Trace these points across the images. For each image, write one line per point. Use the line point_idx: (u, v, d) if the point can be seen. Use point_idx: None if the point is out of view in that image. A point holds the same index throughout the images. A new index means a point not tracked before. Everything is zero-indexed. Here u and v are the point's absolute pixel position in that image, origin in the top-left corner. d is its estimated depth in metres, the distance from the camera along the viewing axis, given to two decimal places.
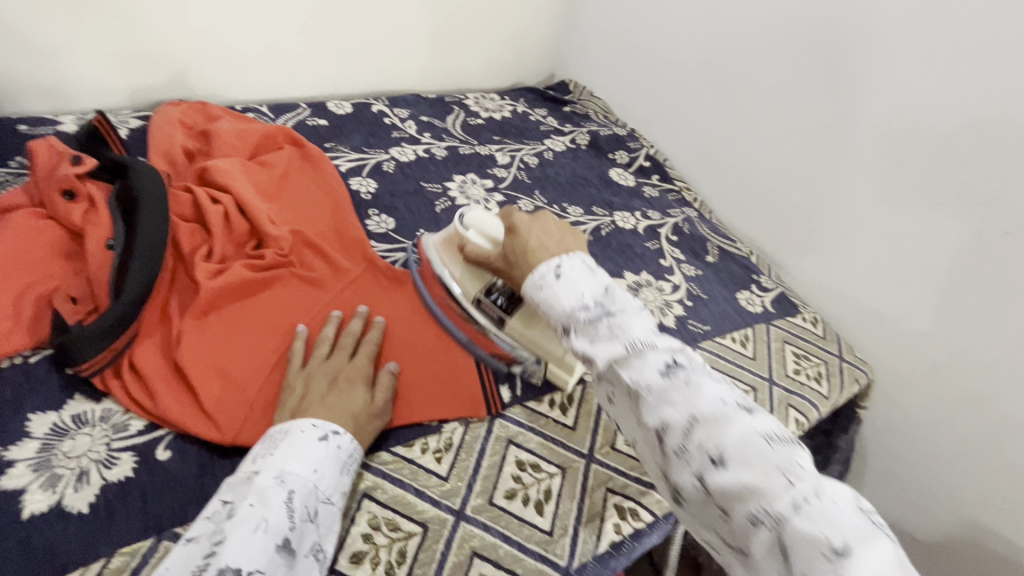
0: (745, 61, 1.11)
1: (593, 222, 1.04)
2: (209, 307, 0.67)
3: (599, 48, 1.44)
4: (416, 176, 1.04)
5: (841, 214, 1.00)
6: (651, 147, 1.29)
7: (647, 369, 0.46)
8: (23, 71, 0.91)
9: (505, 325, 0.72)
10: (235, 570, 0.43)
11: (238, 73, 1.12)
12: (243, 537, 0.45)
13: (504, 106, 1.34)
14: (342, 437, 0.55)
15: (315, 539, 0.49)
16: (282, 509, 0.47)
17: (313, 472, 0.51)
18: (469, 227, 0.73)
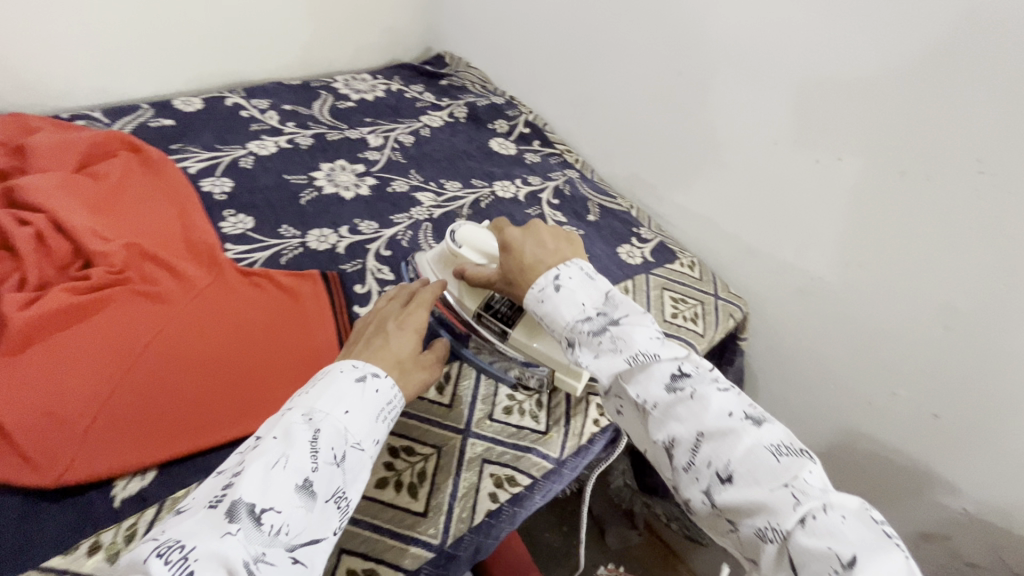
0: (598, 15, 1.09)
1: (472, 195, 1.03)
2: (25, 341, 0.61)
3: (468, 15, 1.39)
4: (278, 169, 0.98)
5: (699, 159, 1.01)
6: (532, 112, 1.28)
7: (651, 383, 0.51)
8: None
9: (508, 338, 0.68)
10: (249, 506, 0.41)
11: (60, 78, 1.00)
12: (259, 471, 0.43)
13: (376, 86, 1.28)
14: (382, 381, 0.53)
15: (339, 485, 0.47)
16: (305, 446, 0.46)
17: (344, 413, 0.49)
18: (461, 244, 0.73)
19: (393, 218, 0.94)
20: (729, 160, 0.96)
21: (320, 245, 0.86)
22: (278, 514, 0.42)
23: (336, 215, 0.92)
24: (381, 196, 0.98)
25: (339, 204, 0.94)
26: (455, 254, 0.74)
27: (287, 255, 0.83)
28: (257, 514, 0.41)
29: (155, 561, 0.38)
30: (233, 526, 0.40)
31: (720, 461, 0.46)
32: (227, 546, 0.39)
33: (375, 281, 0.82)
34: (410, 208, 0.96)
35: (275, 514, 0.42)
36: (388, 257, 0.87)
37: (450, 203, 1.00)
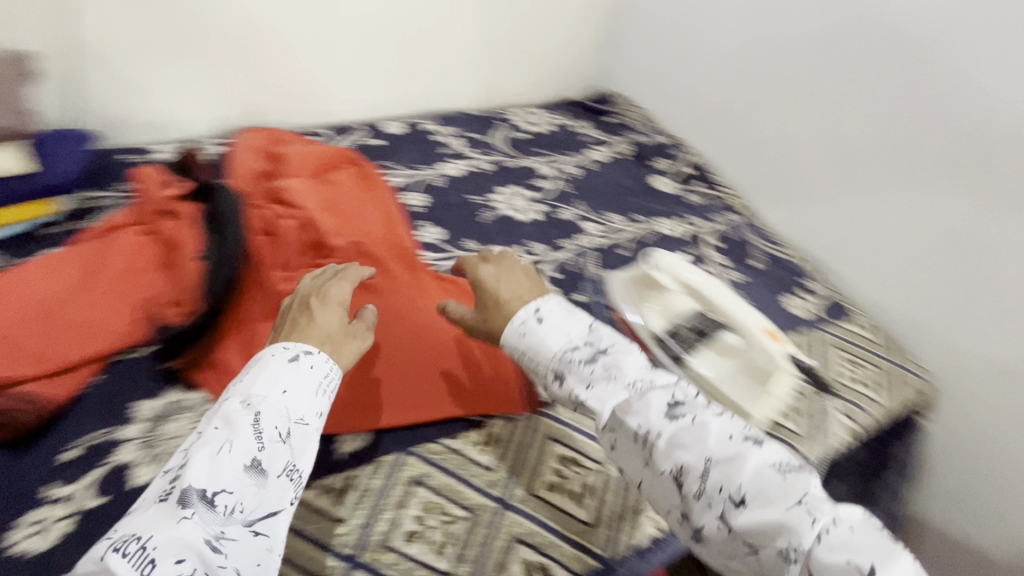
0: (817, 74, 1.17)
1: (636, 228, 1.06)
2: (278, 311, 0.75)
3: (647, 63, 1.48)
4: (464, 190, 1.10)
5: (853, 234, 1.16)
6: (697, 155, 1.30)
7: (652, 413, 0.50)
8: (122, 106, 1.04)
9: (688, 363, 0.72)
10: (200, 492, 0.43)
11: (309, 103, 1.22)
12: (204, 460, 0.44)
13: (548, 121, 1.39)
14: (314, 357, 0.53)
15: (290, 458, 0.48)
16: (248, 431, 0.46)
17: (281, 393, 0.49)
18: (656, 267, 0.77)
19: (561, 243, 1.00)
20: (933, 233, 1.03)
21: None
22: (231, 495, 0.44)
23: (513, 235, 1.00)
24: (552, 222, 1.05)
25: (515, 226, 1.03)
26: (645, 274, 0.79)
27: None
28: (209, 498, 0.43)
29: (112, 558, 0.39)
30: (187, 512, 0.42)
31: (722, 479, 0.46)
32: (185, 530, 0.41)
33: None
34: (578, 235, 1.03)
35: (227, 497, 0.44)
36: (558, 279, 0.93)
37: (615, 235, 1.04)
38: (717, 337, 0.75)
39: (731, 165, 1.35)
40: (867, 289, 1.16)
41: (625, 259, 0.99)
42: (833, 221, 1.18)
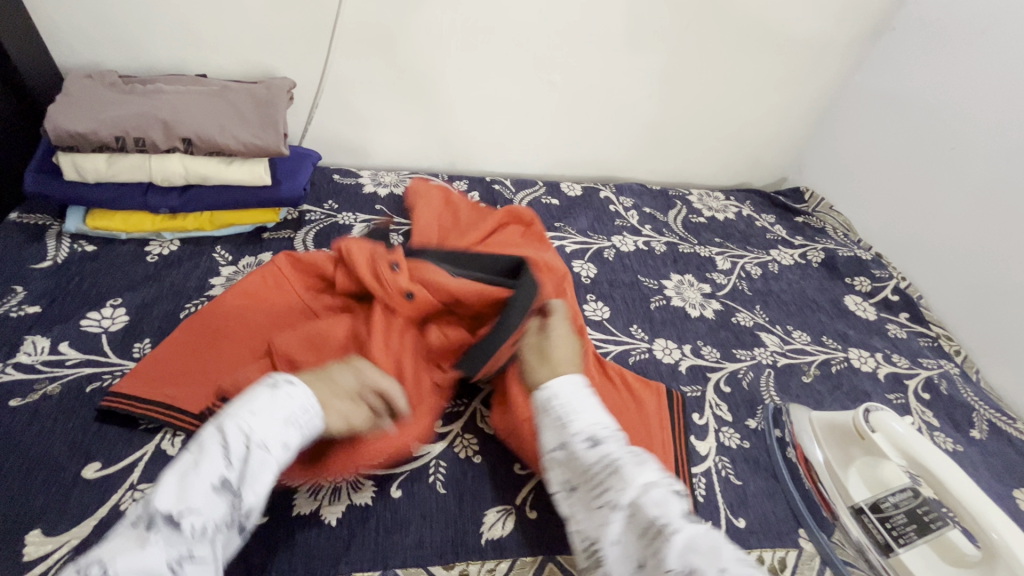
0: None
1: (822, 354, 0.94)
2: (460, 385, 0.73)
3: (854, 160, 1.32)
4: (634, 268, 1.06)
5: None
6: (903, 279, 1.13)
7: (673, 509, 0.51)
8: (341, 132, 1.17)
9: (893, 554, 0.63)
10: (164, 514, 0.45)
11: (496, 152, 1.28)
12: (173, 482, 0.47)
13: (728, 207, 1.30)
14: (292, 387, 0.56)
15: (263, 482, 0.50)
16: (217, 453, 0.49)
17: (250, 414, 0.52)
18: (875, 429, 0.66)
19: (735, 352, 0.91)
20: None
21: (664, 356, 0.88)
22: (197, 515, 0.46)
23: (681, 330, 0.94)
24: (724, 324, 0.97)
25: (684, 320, 0.96)
26: (860, 431, 0.68)
27: (635, 356, 0.87)
28: (174, 519, 0.45)
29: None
30: (150, 534, 0.44)
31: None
32: (146, 553, 0.43)
33: (712, 415, 0.79)
34: (753, 346, 0.93)
35: (194, 516, 0.46)
36: (727, 394, 0.83)
37: (796, 356, 0.93)
38: (940, 531, 0.64)
39: (944, 297, 1.13)
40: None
41: (806, 388, 0.87)
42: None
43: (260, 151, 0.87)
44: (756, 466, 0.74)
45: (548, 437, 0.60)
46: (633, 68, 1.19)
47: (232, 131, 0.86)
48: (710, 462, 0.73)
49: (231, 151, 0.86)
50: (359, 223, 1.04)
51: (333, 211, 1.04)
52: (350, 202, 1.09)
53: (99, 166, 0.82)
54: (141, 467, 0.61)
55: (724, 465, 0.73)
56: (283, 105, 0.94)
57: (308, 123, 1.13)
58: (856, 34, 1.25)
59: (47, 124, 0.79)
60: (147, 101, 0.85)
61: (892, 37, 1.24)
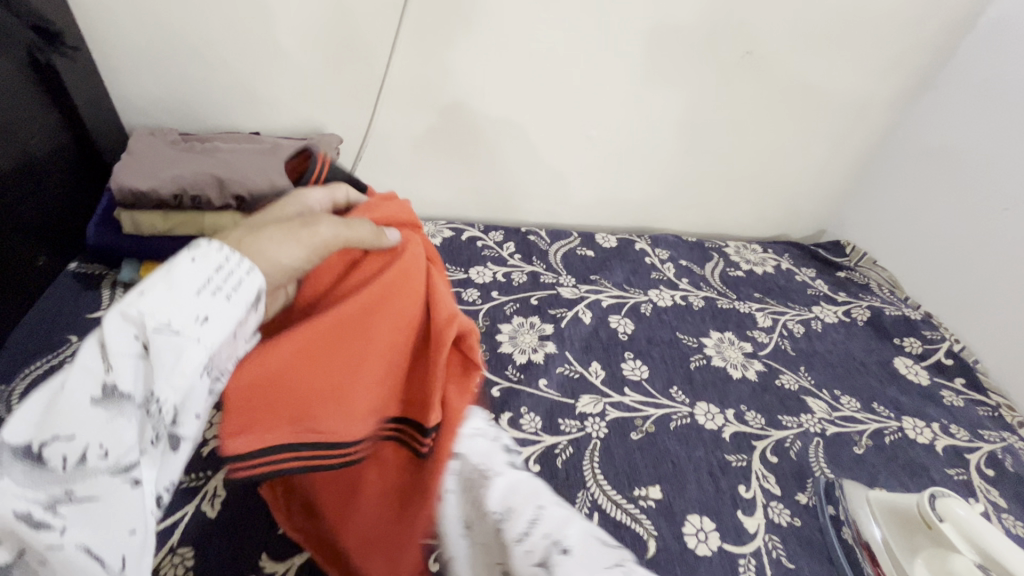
0: None
1: (874, 422, 0.90)
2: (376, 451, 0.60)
3: (898, 214, 1.29)
4: (672, 324, 1.04)
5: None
6: (955, 342, 1.08)
7: (495, 461, 0.54)
8: (382, 182, 1.20)
9: None
10: (20, 446, 0.35)
11: (532, 202, 1.30)
12: (36, 404, 0.36)
13: (766, 260, 1.28)
14: (208, 250, 0.45)
15: (150, 391, 0.40)
16: (93, 353, 0.38)
17: (138, 295, 0.41)
18: (943, 517, 0.61)
19: (781, 419, 0.88)
20: None
21: (706, 421, 0.85)
22: (71, 440, 0.35)
23: (723, 393, 0.91)
24: (768, 386, 0.93)
25: (726, 381, 0.93)
26: (924, 518, 0.63)
27: (676, 420, 0.84)
28: (37, 450, 0.35)
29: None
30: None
31: (539, 523, 0.48)
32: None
33: (759, 487, 0.76)
34: (800, 412, 0.89)
35: (67, 443, 0.35)
36: (775, 465, 0.80)
37: (845, 424, 0.89)
38: None
39: (1002, 362, 1.07)
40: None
41: (859, 460, 0.83)
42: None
43: None
44: (809, 546, 0.70)
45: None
46: (668, 123, 1.21)
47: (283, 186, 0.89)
48: (759, 542, 0.69)
49: None
50: None
51: None
52: None
53: (156, 221, 0.85)
54: (181, 530, 0.61)
55: (774, 544, 0.69)
56: (331, 161, 0.97)
57: (352, 174, 1.17)
58: (897, 91, 1.24)
59: (112, 183, 0.84)
60: (207, 159, 0.90)
61: (934, 94, 1.22)
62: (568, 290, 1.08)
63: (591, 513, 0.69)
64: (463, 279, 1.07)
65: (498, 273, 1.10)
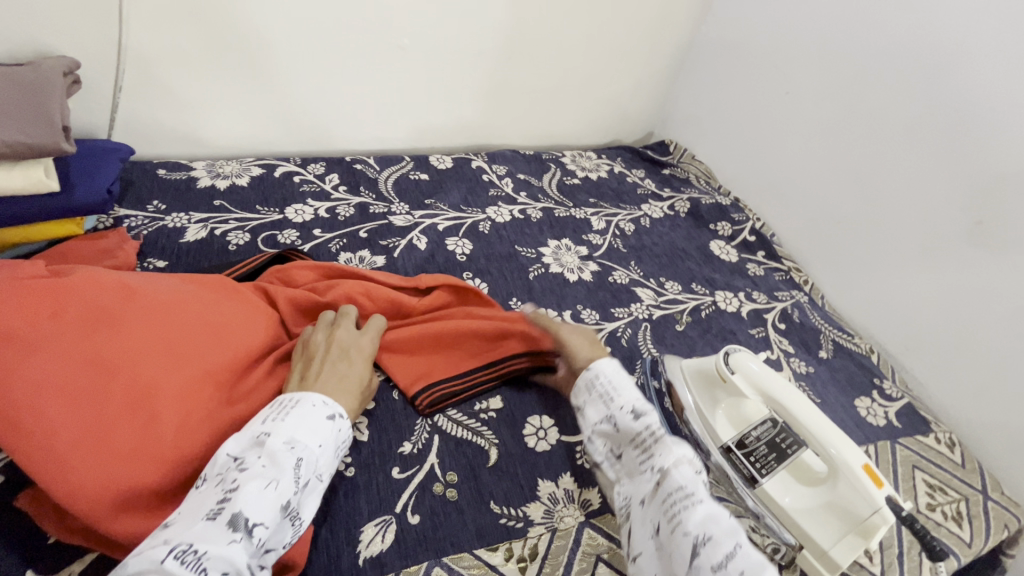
0: (885, 148, 1.03)
1: (692, 301, 0.98)
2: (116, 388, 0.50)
3: (711, 111, 1.39)
4: (511, 239, 1.03)
5: (930, 334, 0.99)
6: (758, 220, 1.22)
7: (689, 478, 0.53)
8: (162, 118, 0.99)
9: (756, 486, 0.65)
10: (247, 518, 0.45)
11: (355, 128, 1.17)
12: (254, 489, 0.46)
13: (600, 166, 1.31)
14: (344, 422, 0.57)
15: (302, 508, 0.50)
16: (291, 473, 0.49)
17: (318, 446, 0.53)
18: (733, 369, 0.67)
19: (614, 312, 0.92)
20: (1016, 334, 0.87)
21: None
22: (267, 530, 0.46)
23: (561, 297, 0.93)
24: (602, 284, 0.97)
25: (563, 285, 0.95)
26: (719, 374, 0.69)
27: None
28: (251, 527, 0.45)
29: (172, 563, 0.40)
30: (235, 536, 0.44)
31: (735, 560, 0.46)
32: (232, 552, 0.43)
33: None
34: (630, 302, 0.95)
35: (262, 530, 0.45)
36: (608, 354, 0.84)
37: (669, 306, 0.96)
38: (795, 454, 0.65)
39: (792, 232, 1.23)
40: (943, 396, 0.97)
41: (680, 336, 0.91)
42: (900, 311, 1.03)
43: (36, 151, 0.71)
44: None
45: (594, 409, 0.64)
46: (485, 28, 1.14)
47: None
48: None
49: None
50: (194, 224, 0.90)
51: (159, 213, 0.90)
52: (182, 200, 0.94)
53: None
54: None
55: None
56: (61, 90, 0.76)
57: (114, 111, 0.94)
58: None
59: None
60: None
61: None
62: (401, 218, 1.01)
63: (431, 437, 0.67)
64: (280, 220, 0.95)
65: (321, 208, 0.99)
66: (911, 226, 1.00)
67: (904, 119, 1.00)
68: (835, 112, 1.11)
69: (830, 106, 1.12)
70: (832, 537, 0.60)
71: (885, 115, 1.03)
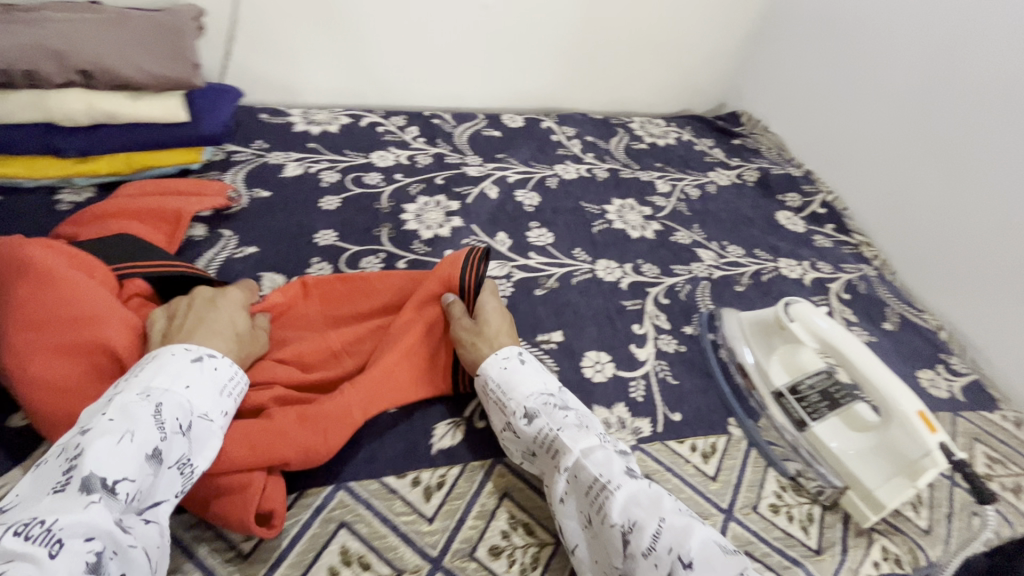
0: (973, 119, 0.99)
1: (754, 265, 0.99)
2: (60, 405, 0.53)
3: (788, 82, 1.36)
4: (577, 195, 1.07)
5: (1008, 314, 0.95)
6: (829, 194, 1.20)
7: (613, 467, 0.55)
8: (264, 67, 1.09)
9: (805, 430, 0.68)
10: (102, 478, 0.42)
11: (434, 85, 1.23)
12: (104, 446, 0.44)
13: (669, 133, 1.32)
14: (218, 360, 0.55)
15: (184, 452, 0.49)
16: (149, 420, 0.47)
17: (184, 388, 0.51)
18: (792, 318, 0.70)
19: (674, 268, 0.95)
20: None
21: (607, 275, 0.91)
22: (132, 483, 0.44)
23: (623, 251, 0.96)
24: (664, 243, 1.00)
25: (626, 241, 0.99)
26: (779, 322, 0.72)
27: (578, 277, 0.89)
28: (110, 485, 0.43)
29: (10, 540, 0.37)
30: (93, 497, 0.41)
31: (661, 538, 0.49)
32: (93, 512, 0.40)
33: (652, 324, 0.83)
34: (691, 261, 0.97)
35: (128, 483, 0.44)
36: (666, 305, 0.87)
37: (730, 268, 0.98)
38: (846, 404, 0.68)
39: (864, 208, 1.20)
40: (1015, 380, 0.94)
41: (738, 296, 0.93)
42: (977, 292, 0.99)
43: (172, 83, 0.82)
44: (692, 367, 0.78)
45: (496, 416, 0.62)
46: None
47: (138, 62, 0.79)
48: (649, 365, 0.77)
49: (140, 84, 0.79)
50: (292, 162, 1.00)
51: (262, 151, 1.00)
52: (281, 141, 1.04)
53: None
54: None
55: (662, 367, 0.77)
56: (191, 32, 0.86)
57: (228, 59, 1.05)
58: None
59: None
60: (33, 28, 0.76)
61: None
62: (474, 169, 1.07)
63: None
64: (365, 163, 1.03)
65: (402, 156, 1.07)
66: (999, 204, 0.95)
67: (998, 88, 0.95)
68: (925, 82, 1.06)
69: (921, 75, 1.07)
70: (879, 479, 0.62)
71: (979, 83, 0.97)
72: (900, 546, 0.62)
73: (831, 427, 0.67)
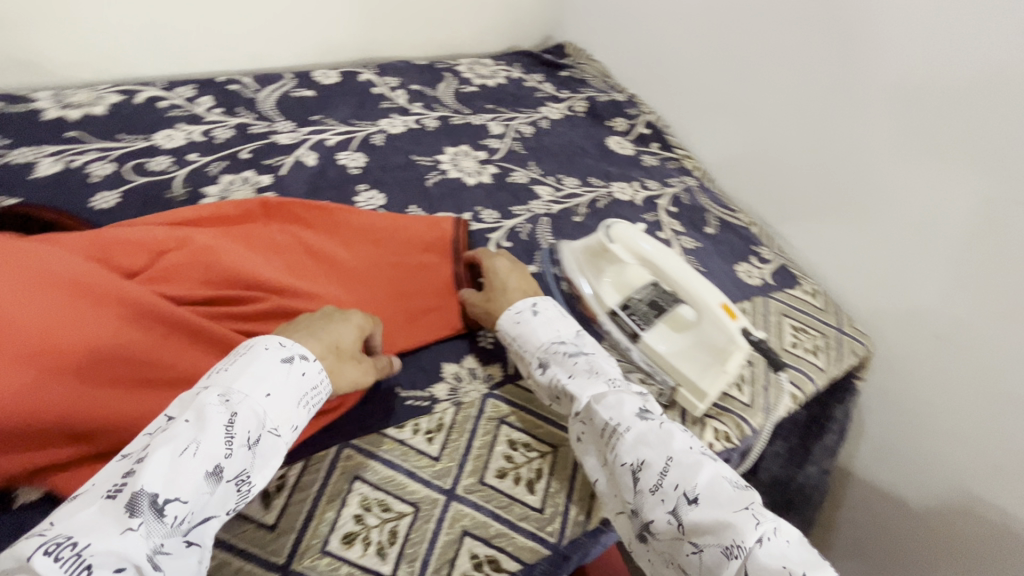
0: (760, 23, 1.06)
1: (589, 193, 1.02)
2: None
3: (604, 8, 1.37)
4: (406, 149, 1.01)
5: (805, 201, 1.07)
6: (652, 114, 1.26)
7: (627, 411, 0.58)
8: None
9: (640, 341, 0.72)
10: (151, 497, 0.40)
11: (222, 45, 1.07)
12: (165, 458, 0.42)
13: (497, 72, 1.28)
14: (309, 364, 0.53)
15: (246, 467, 0.46)
16: (219, 430, 0.45)
17: (266, 396, 0.49)
18: (613, 239, 0.72)
19: (513, 210, 0.94)
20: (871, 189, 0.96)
21: None
22: (184, 505, 0.41)
23: (460, 200, 0.93)
24: (501, 185, 0.99)
25: (462, 189, 0.96)
26: (603, 245, 0.74)
27: None
28: (160, 505, 0.40)
29: (40, 561, 0.35)
30: (135, 521, 0.39)
31: (669, 474, 0.54)
32: (131, 541, 0.38)
33: None
34: (529, 201, 0.97)
35: (179, 505, 0.41)
36: (509, 248, 0.86)
37: (567, 200, 0.99)
38: (671, 310, 0.73)
39: (685, 123, 1.27)
40: (815, 255, 1.08)
41: (578, 226, 0.95)
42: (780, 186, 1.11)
43: None
44: None
45: (521, 367, 0.68)
46: None
47: None
48: None
49: None
50: (46, 158, 0.82)
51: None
52: (26, 134, 0.84)
53: None
54: None
55: None
56: None
57: None
58: None
59: None
60: None
61: None
62: (285, 136, 0.96)
63: None
64: (148, 147, 0.88)
65: (194, 132, 0.93)
66: (787, 100, 1.05)
67: None
68: None
69: None
70: (700, 371, 0.68)
71: None
72: (727, 424, 0.70)
73: (659, 334, 0.72)
